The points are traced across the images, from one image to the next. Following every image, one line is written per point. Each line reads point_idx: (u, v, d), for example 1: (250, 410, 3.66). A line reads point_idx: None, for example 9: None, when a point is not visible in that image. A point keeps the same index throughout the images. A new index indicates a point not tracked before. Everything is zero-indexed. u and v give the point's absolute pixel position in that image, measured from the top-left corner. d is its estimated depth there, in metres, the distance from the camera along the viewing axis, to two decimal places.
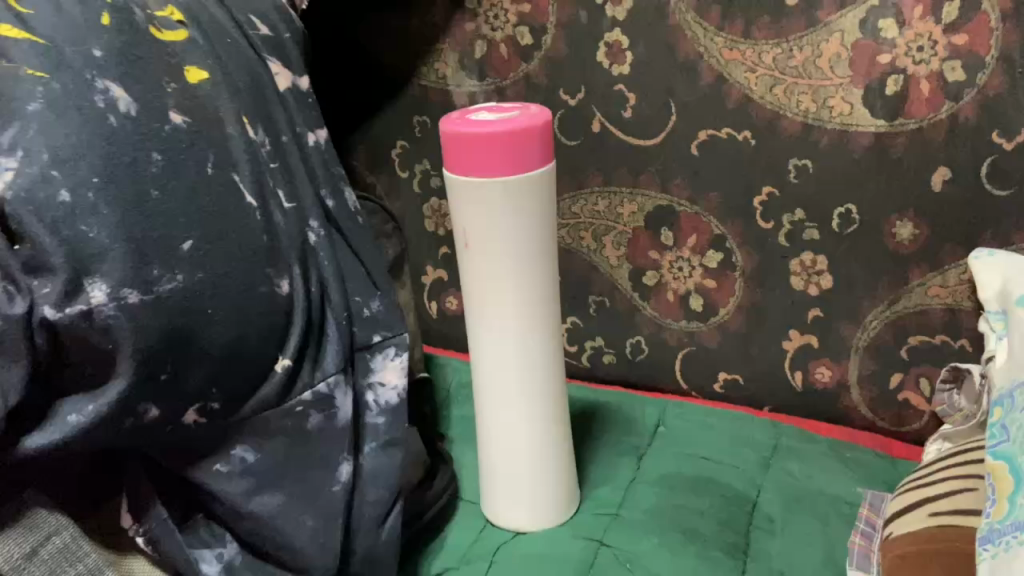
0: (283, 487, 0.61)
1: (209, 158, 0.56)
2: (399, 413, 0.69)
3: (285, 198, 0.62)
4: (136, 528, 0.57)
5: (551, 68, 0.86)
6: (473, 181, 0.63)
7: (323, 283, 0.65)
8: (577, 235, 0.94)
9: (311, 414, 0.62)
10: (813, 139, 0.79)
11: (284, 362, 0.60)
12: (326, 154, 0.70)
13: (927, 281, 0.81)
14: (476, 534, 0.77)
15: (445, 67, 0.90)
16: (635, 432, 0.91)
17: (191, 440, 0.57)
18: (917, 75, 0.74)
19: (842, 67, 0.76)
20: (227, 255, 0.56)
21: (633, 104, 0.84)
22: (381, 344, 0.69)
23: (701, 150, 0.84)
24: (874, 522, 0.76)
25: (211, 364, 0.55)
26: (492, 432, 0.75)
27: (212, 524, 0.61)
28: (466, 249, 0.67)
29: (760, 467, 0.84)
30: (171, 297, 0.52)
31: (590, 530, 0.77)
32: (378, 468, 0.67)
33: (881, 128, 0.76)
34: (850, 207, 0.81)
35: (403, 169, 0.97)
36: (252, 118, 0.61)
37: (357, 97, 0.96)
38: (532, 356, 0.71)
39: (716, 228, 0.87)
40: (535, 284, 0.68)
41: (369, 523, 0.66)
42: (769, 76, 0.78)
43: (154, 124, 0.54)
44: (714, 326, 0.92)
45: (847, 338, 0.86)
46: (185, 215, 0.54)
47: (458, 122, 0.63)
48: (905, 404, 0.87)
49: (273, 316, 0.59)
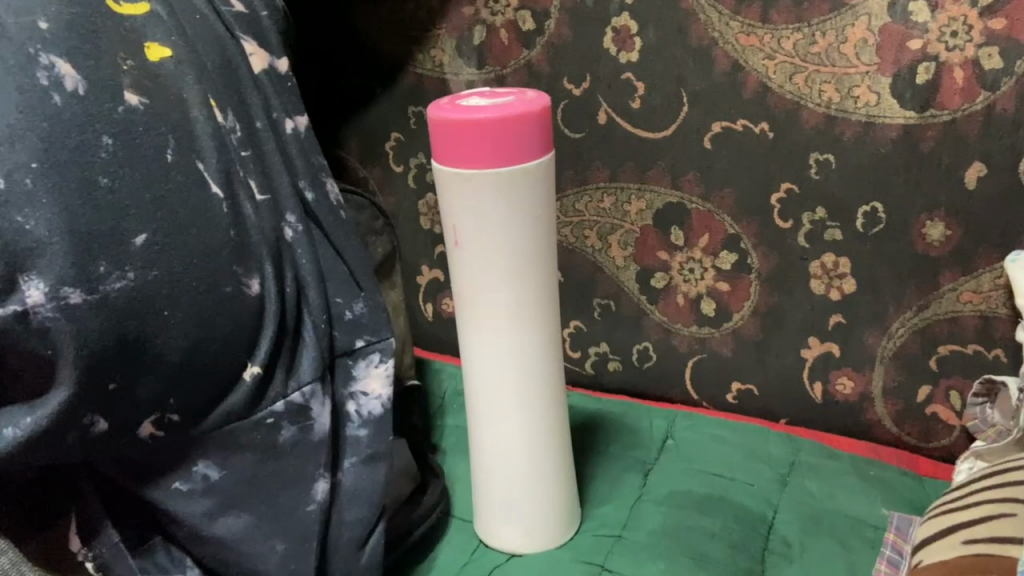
0: (250, 508, 0.56)
1: (169, 143, 0.51)
2: (384, 425, 0.63)
3: (257, 189, 0.57)
4: (85, 552, 0.51)
5: (554, 55, 0.80)
6: (462, 174, 0.58)
7: (300, 282, 0.59)
8: (582, 234, 0.88)
9: (283, 427, 0.57)
10: (836, 132, 0.73)
11: (252, 369, 0.55)
12: (306, 143, 0.64)
13: (960, 286, 0.74)
14: (469, 555, 0.72)
15: (441, 54, 0.85)
16: (642, 445, 0.85)
17: (147, 454, 0.52)
18: (950, 62, 0.67)
19: (869, 53, 0.70)
20: (186, 251, 0.50)
21: (642, 94, 0.79)
22: (365, 349, 0.63)
23: (715, 144, 0.78)
24: (901, 548, 0.71)
25: (167, 371, 0.50)
26: (485, 446, 0.69)
27: (171, 546, 0.55)
28: (456, 247, 0.62)
29: (776, 486, 0.78)
30: (120, 297, 0.47)
31: (591, 554, 0.71)
32: (359, 486, 0.61)
33: (911, 120, 0.70)
34: (876, 205, 0.74)
35: (397, 163, 0.92)
36: (221, 101, 0.56)
37: (348, 86, 0.90)
38: (529, 364, 0.65)
39: (730, 227, 0.81)
40: (532, 285, 0.62)
41: (347, 546, 0.60)
42: (789, 64, 0.72)
43: (105, 105, 0.48)
44: (727, 332, 0.86)
45: (871, 346, 0.80)
46: (138, 206, 0.48)
47: (447, 108, 0.58)
48: (933, 418, 0.80)
49: (239, 319, 0.53)
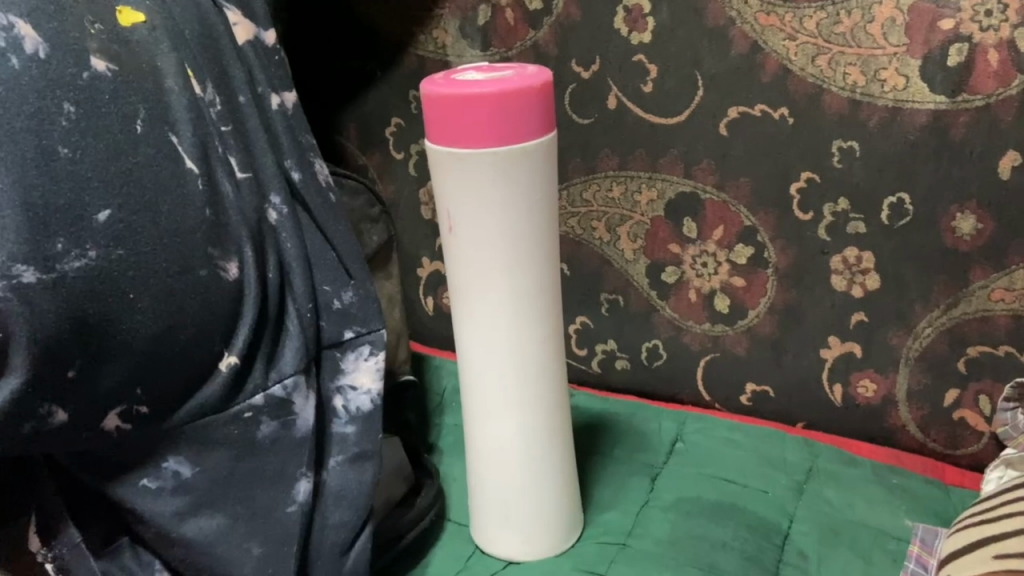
0: (223, 509, 0.52)
1: (139, 113, 0.47)
2: (373, 422, 0.59)
3: (237, 167, 0.52)
4: (45, 553, 0.49)
5: (562, 36, 0.76)
6: (456, 153, 0.54)
7: (285, 267, 0.55)
8: (590, 225, 0.84)
9: (263, 422, 0.53)
10: (861, 118, 0.69)
11: (229, 360, 0.51)
12: (293, 120, 0.60)
13: (991, 283, 0.70)
14: (463, 562, 0.68)
15: (444, 34, 0.81)
16: (650, 448, 0.80)
17: (114, 448, 0.48)
18: (985, 43, 0.63)
19: (897, 34, 0.65)
20: (156, 230, 0.46)
21: (654, 78, 0.74)
22: (354, 342, 0.59)
23: (731, 130, 0.73)
24: (926, 562, 0.66)
25: (132, 359, 0.46)
26: (481, 447, 0.65)
27: (139, 550, 0.52)
28: (450, 233, 0.58)
29: (792, 493, 0.74)
30: (80, 278, 0.43)
31: (593, 563, 0.66)
32: (344, 486, 0.57)
33: (942, 104, 0.66)
34: (903, 197, 0.70)
35: (397, 149, 0.88)
36: (200, 72, 0.52)
37: (346, 68, 0.86)
38: (528, 358, 0.61)
39: (747, 219, 0.76)
40: (530, 276, 0.58)
41: (331, 551, 0.56)
42: (811, 45, 0.68)
43: (68, 69, 0.44)
44: (742, 330, 0.81)
45: (895, 347, 0.75)
46: (101, 179, 0.44)
47: (441, 82, 0.54)
48: (961, 424, 0.76)
49: (214, 305, 0.50)
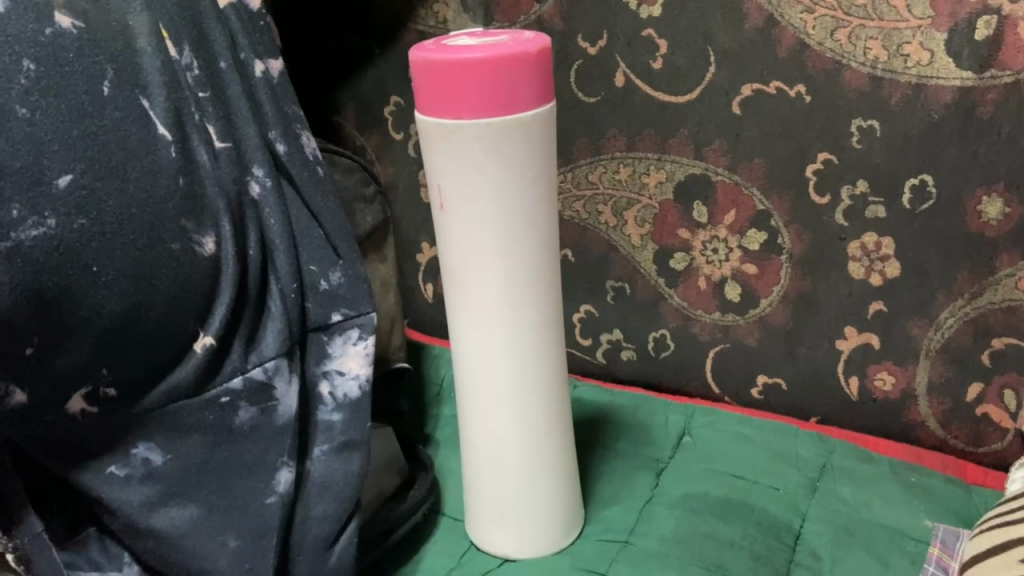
0: (197, 499, 0.49)
1: (106, 74, 0.43)
2: (361, 410, 0.56)
3: (216, 136, 0.49)
4: (4, 544, 0.46)
5: (567, 10, 0.73)
6: (447, 126, 0.51)
7: (267, 245, 0.51)
8: (595, 210, 0.80)
9: (241, 407, 0.50)
10: (882, 95, 0.65)
11: (204, 341, 0.48)
12: (279, 90, 0.57)
13: (1018, 271, 0.66)
14: (457, 559, 0.65)
15: (445, 9, 0.77)
16: (655, 443, 0.77)
17: (76, 435, 0.46)
18: (1015, 14, 0.59)
19: (921, 6, 0.61)
20: (122, 199, 0.43)
21: (665, 54, 0.70)
22: (342, 325, 0.56)
23: (744, 108, 0.70)
24: (946, 564, 0.63)
25: (97, 335, 0.43)
26: (476, 441, 0.62)
27: (107, 541, 0.50)
28: (441, 212, 0.55)
29: (805, 491, 0.70)
30: (37, 249, 0.40)
31: (593, 562, 0.63)
32: (329, 476, 0.54)
33: (968, 81, 0.62)
34: (926, 178, 0.66)
35: (396, 130, 0.84)
36: (176, 35, 0.48)
37: (344, 44, 0.83)
38: (524, 346, 0.58)
39: (759, 202, 0.73)
40: (527, 261, 0.55)
41: (314, 543, 0.54)
42: (830, 17, 0.64)
43: (29, 24, 0.41)
44: (754, 320, 0.78)
45: (915, 338, 0.72)
46: (63, 142, 0.41)
47: (431, 49, 0.50)
48: (984, 420, 0.72)
49: (188, 281, 0.46)
